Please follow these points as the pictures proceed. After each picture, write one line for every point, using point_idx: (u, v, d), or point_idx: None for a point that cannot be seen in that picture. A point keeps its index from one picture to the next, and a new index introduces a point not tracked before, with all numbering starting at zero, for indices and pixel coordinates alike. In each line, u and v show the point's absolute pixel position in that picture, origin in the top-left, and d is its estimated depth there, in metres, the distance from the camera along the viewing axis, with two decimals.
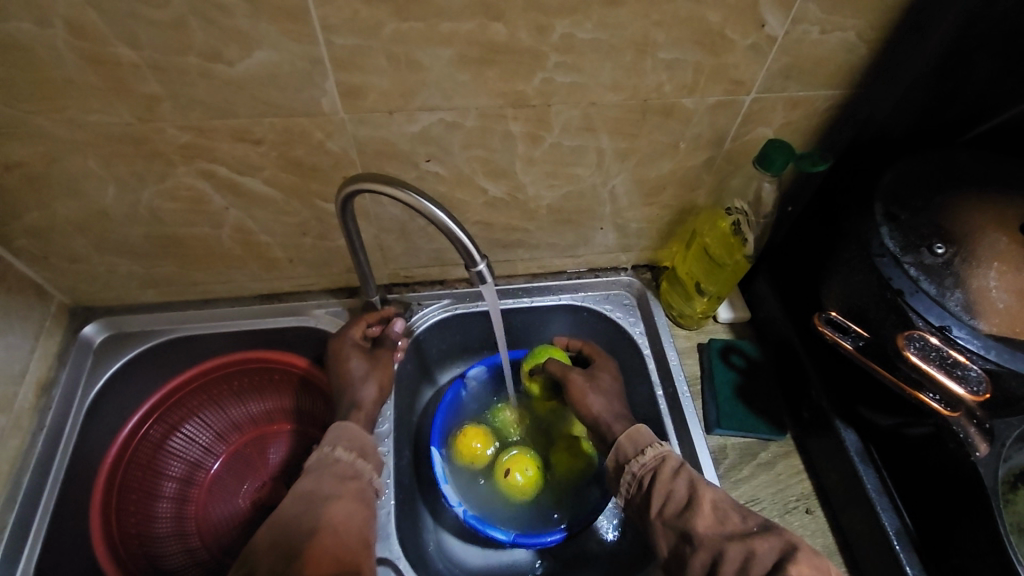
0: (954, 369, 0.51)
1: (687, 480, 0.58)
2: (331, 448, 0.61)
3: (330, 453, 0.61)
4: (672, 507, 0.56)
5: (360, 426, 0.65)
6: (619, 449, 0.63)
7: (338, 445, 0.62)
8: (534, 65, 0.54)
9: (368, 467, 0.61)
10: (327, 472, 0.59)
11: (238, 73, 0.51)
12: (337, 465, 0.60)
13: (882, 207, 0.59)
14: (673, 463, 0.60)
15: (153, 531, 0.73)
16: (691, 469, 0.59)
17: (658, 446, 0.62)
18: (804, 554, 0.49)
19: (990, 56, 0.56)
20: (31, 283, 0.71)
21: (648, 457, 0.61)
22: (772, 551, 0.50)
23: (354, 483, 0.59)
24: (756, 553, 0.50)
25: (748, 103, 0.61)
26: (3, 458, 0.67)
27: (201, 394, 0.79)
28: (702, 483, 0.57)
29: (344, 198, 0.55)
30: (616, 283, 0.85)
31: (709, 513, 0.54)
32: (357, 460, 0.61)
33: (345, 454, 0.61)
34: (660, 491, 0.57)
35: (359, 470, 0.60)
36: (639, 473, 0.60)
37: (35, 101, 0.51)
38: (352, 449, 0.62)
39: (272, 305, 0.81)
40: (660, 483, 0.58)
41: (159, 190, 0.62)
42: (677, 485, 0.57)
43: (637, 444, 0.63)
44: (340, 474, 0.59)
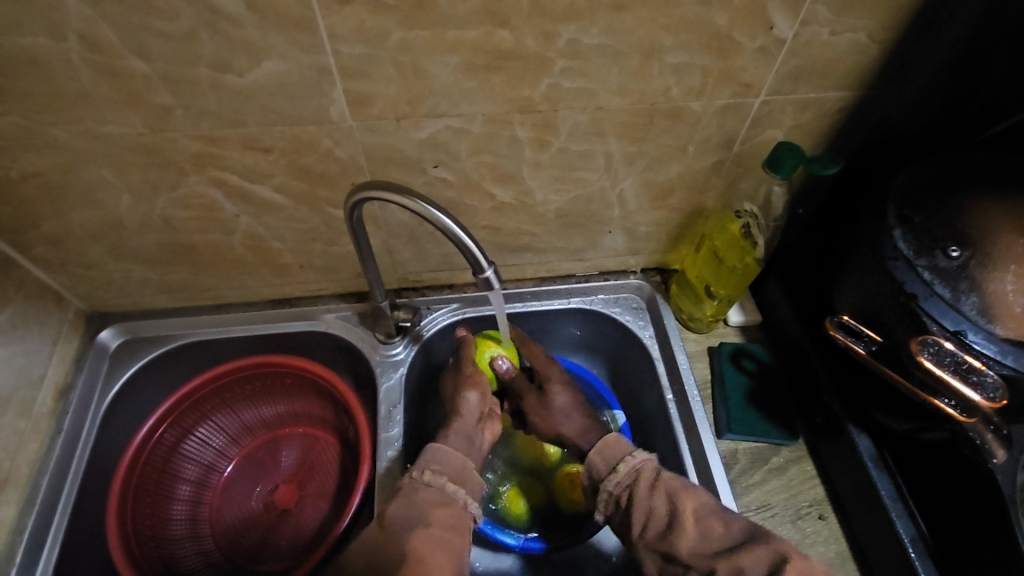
0: (970, 375, 0.50)
1: (665, 495, 0.59)
2: (421, 472, 0.61)
3: (420, 477, 0.60)
4: (654, 527, 0.58)
5: (454, 449, 0.64)
6: (594, 466, 0.65)
7: (428, 468, 0.61)
8: (539, 70, 0.54)
9: (462, 491, 0.61)
10: (419, 499, 0.58)
11: (248, 84, 0.52)
12: (427, 489, 0.59)
13: (895, 209, 0.59)
14: (648, 477, 0.61)
15: (167, 532, 0.75)
16: (668, 480, 0.60)
17: (630, 459, 0.63)
18: (793, 564, 0.50)
19: (1005, 54, 0.55)
20: (49, 289, 0.72)
21: (621, 474, 0.62)
22: (761, 565, 0.51)
23: (448, 509, 0.58)
24: (745, 571, 0.51)
25: (757, 106, 0.61)
26: (22, 461, 0.68)
27: (215, 397, 0.80)
28: (681, 494, 0.58)
29: (351, 206, 0.56)
30: (625, 286, 0.84)
31: (692, 531, 0.56)
32: (447, 485, 0.60)
33: (435, 479, 0.60)
34: (641, 508, 0.59)
35: (452, 495, 0.60)
36: (615, 492, 0.62)
37: (51, 114, 0.53)
38: (444, 473, 0.61)
39: (285, 310, 0.82)
40: (638, 501, 0.59)
41: (172, 199, 0.63)
42: (655, 501, 0.59)
43: (609, 460, 0.64)
44: (430, 500, 0.59)
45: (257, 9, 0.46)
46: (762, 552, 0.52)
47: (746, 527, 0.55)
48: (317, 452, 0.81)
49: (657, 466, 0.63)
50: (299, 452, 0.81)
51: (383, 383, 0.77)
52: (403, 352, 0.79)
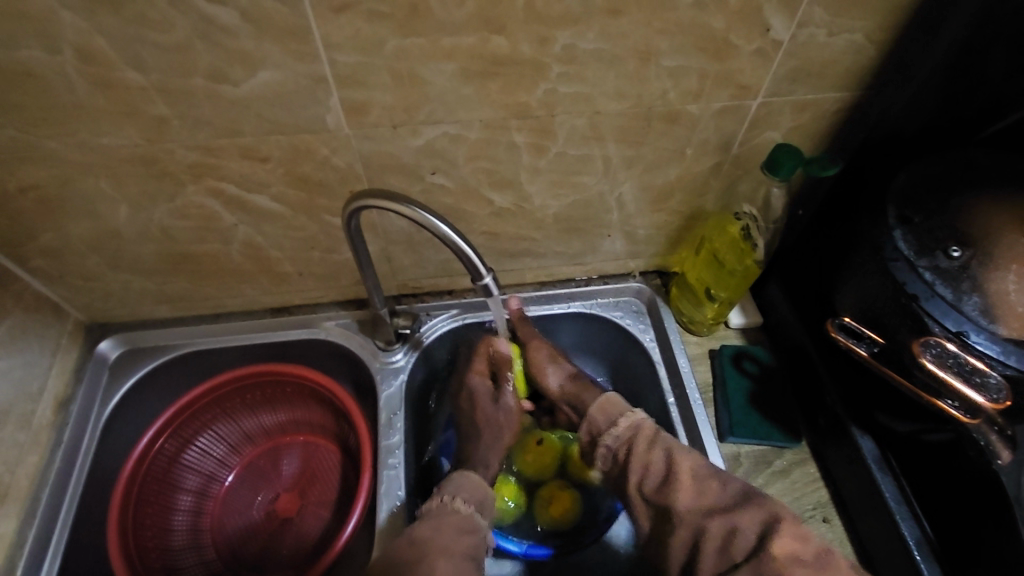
0: (973, 377, 0.49)
1: (664, 451, 0.59)
2: (451, 497, 0.61)
3: (450, 503, 0.60)
4: (651, 481, 0.58)
5: (478, 478, 0.65)
6: (593, 420, 0.65)
7: (458, 495, 0.61)
8: (536, 76, 0.53)
9: (484, 522, 0.61)
10: (448, 523, 0.58)
11: (244, 93, 0.52)
12: (456, 515, 0.59)
13: (895, 209, 0.58)
14: (647, 433, 0.61)
15: (169, 544, 0.75)
16: (667, 437, 0.60)
17: (630, 416, 0.63)
18: (787, 526, 0.50)
19: (1003, 54, 0.55)
20: (48, 301, 0.72)
21: (621, 429, 0.62)
22: (756, 525, 0.51)
23: (471, 536, 0.58)
24: (739, 530, 0.51)
25: (755, 108, 0.61)
26: (22, 475, 0.67)
27: (215, 407, 0.80)
28: (678, 454, 0.58)
29: (350, 214, 0.55)
30: (625, 290, 0.84)
31: (689, 486, 0.55)
32: (475, 514, 0.60)
33: (463, 507, 0.60)
34: (638, 463, 0.59)
35: (477, 524, 0.60)
36: (614, 445, 0.62)
37: (47, 126, 0.52)
38: (470, 501, 0.61)
39: (284, 318, 0.81)
40: (636, 455, 0.60)
41: (170, 209, 0.62)
42: (654, 456, 0.59)
43: (610, 415, 0.65)
44: (458, 525, 0.58)
45: (252, 19, 0.46)
46: (756, 514, 0.52)
47: (741, 488, 0.54)
48: (318, 460, 0.80)
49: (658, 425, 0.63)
50: (300, 460, 0.81)
51: (384, 391, 0.76)
52: (403, 358, 0.79)
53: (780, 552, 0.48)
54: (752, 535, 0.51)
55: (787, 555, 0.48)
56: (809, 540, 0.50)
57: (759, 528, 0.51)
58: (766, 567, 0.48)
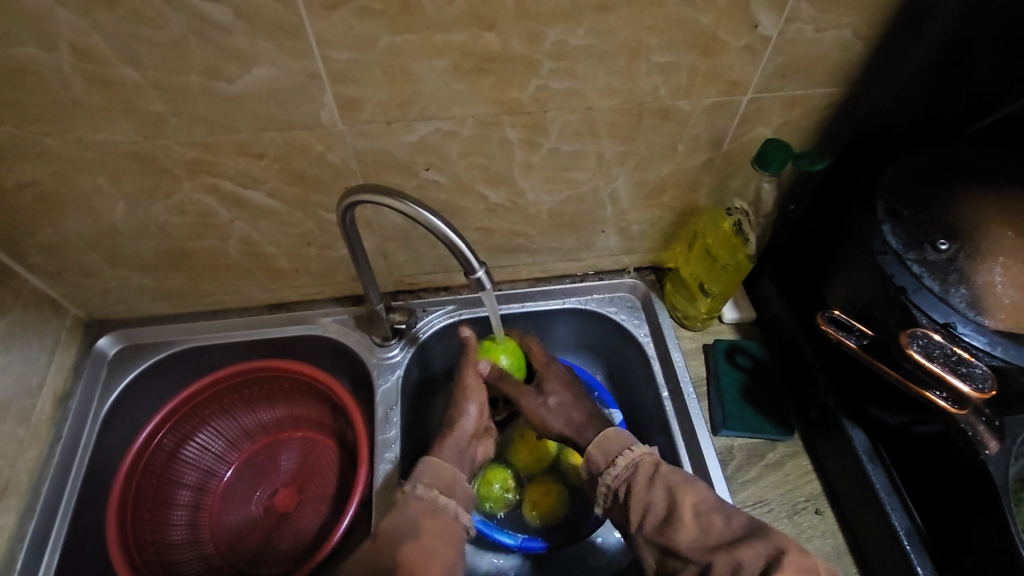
0: (959, 367, 0.50)
1: (664, 488, 0.59)
2: (413, 486, 0.61)
3: (412, 490, 0.61)
4: (653, 521, 0.58)
5: (442, 459, 0.65)
6: (591, 460, 0.65)
7: (420, 482, 0.62)
8: (527, 72, 0.54)
9: (453, 502, 0.61)
10: (410, 511, 0.58)
11: (239, 90, 0.52)
12: (418, 502, 0.60)
13: (884, 203, 0.59)
14: (647, 470, 0.61)
15: (168, 538, 0.75)
16: (667, 474, 0.60)
17: (629, 453, 0.63)
18: (792, 557, 0.50)
19: (990, 49, 0.56)
20: (47, 297, 0.73)
21: (620, 467, 0.62)
22: (761, 558, 0.51)
23: (438, 520, 0.58)
24: (744, 565, 0.51)
25: (745, 104, 0.61)
26: (21, 469, 0.68)
27: (213, 402, 0.80)
28: (680, 488, 0.58)
29: (344, 209, 0.56)
30: (620, 285, 0.85)
31: (690, 524, 0.56)
32: (440, 497, 0.60)
33: (426, 492, 0.60)
34: (638, 503, 0.59)
35: (443, 506, 0.60)
36: (614, 485, 0.62)
37: (45, 123, 0.53)
38: (435, 485, 0.61)
39: (281, 314, 0.82)
40: (637, 495, 0.60)
41: (167, 206, 0.63)
42: (655, 495, 0.59)
43: (608, 453, 0.65)
44: (422, 513, 0.58)
45: (246, 16, 0.47)
46: (761, 548, 0.52)
47: (746, 523, 0.54)
48: (316, 455, 0.81)
49: (658, 461, 0.63)
50: (298, 456, 0.81)
51: (380, 386, 0.77)
52: (399, 354, 0.79)
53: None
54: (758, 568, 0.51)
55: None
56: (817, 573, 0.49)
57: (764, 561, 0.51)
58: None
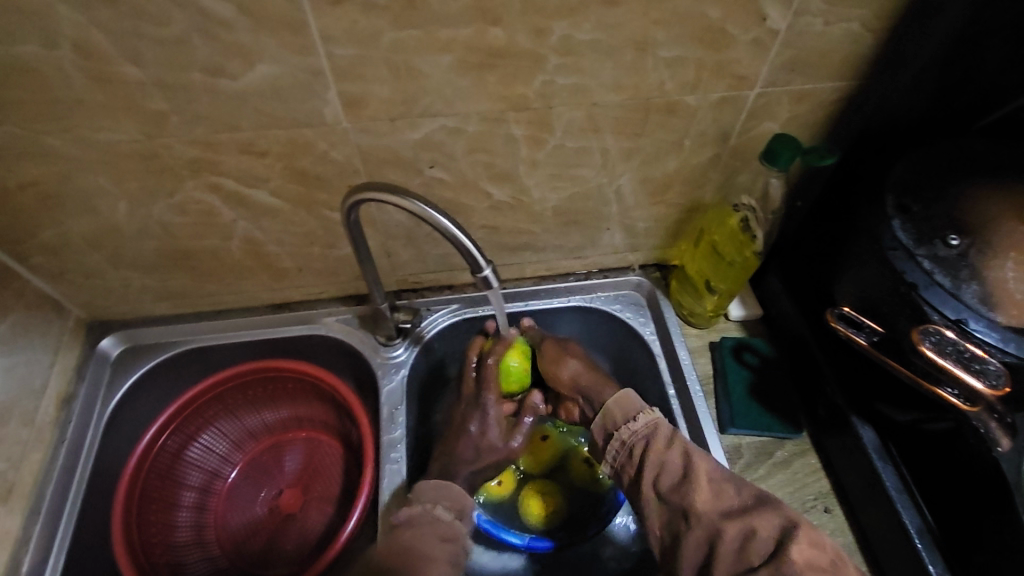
0: (972, 364, 0.50)
1: (681, 450, 0.59)
2: (432, 505, 0.62)
3: (432, 510, 0.61)
4: (667, 480, 0.58)
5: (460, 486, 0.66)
6: (609, 415, 0.66)
7: (439, 503, 0.62)
8: (533, 68, 0.54)
9: (464, 529, 0.62)
10: (427, 531, 0.59)
11: (242, 87, 0.52)
12: (435, 523, 0.60)
13: (893, 199, 0.59)
14: (664, 432, 0.61)
15: (173, 540, 0.75)
16: (684, 437, 0.60)
17: (648, 413, 0.63)
18: (804, 531, 0.52)
19: (1001, 42, 0.55)
20: (49, 299, 0.72)
21: (639, 425, 0.62)
22: (773, 531, 0.52)
23: (450, 546, 0.59)
24: (756, 534, 0.52)
25: (752, 99, 0.61)
26: (25, 471, 0.67)
27: (218, 403, 0.80)
28: (695, 454, 0.58)
29: (348, 208, 0.55)
30: (625, 283, 0.84)
31: (705, 488, 0.56)
32: (455, 522, 0.61)
33: (444, 514, 0.61)
34: (653, 462, 0.60)
35: (456, 532, 0.61)
36: (630, 441, 0.62)
37: (46, 121, 0.53)
38: (451, 510, 0.62)
39: (284, 314, 0.81)
40: (653, 454, 0.60)
41: (170, 205, 0.63)
42: (671, 456, 0.59)
43: (627, 411, 0.65)
44: (439, 533, 0.59)
45: (250, 12, 0.46)
46: (774, 519, 0.53)
47: (757, 495, 0.56)
48: (320, 456, 0.81)
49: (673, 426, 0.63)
50: (303, 457, 0.81)
51: (385, 385, 0.77)
52: (404, 353, 0.79)
53: (799, 559, 0.50)
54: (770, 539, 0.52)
55: (804, 561, 0.49)
56: (825, 547, 0.51)
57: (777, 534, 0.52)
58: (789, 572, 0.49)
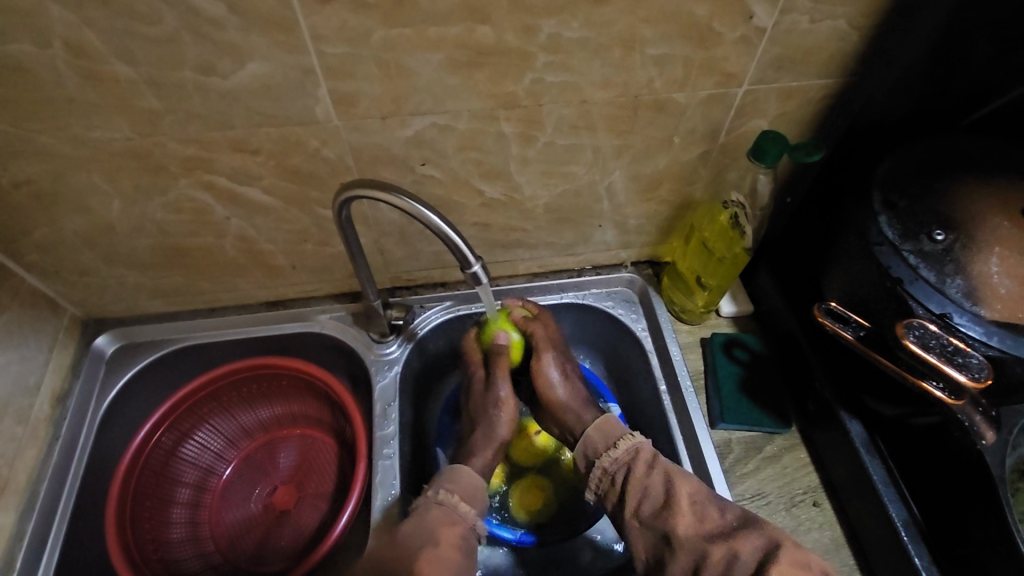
0: (955, 357, 0.50)
1: (663, 475, 0.60)
2: (435, 491, 0.62)
3: (434, 496, 0.62)
4: (649, 506, 0.59)
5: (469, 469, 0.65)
6: (589, 441, 0.65)
7: (443, 487, 0.63)
8: (522, 65, 0.54)
9: (472, 511, 0.61)
10: (430, 517, 0.59)
11: (233, 86, 0.52)
12: (439, 508, 0.60)
13: (880, 195, 0.59)
14: (646, 457, 0.61)
15: (167, 536, 0.76)
16: (665, 462, 0.61)
17: (629, 438, 0.63)
18: (786, 551, 0.52)
19: (986, 39, 0.56)
20: (44, 296, 0.73)
21: (620, 451, 0.62)
22: (756, 551, 0.52)
23: (455, 528, 0.59)
24: (741, 555, 0.53)
25: (740, 96, 0.61)
26: (20, 468, 0.68)
27: (212, 400, 0.80)
28: (677, 479, 0.59)
29: (340, 205, 0.56)
30: (617, 280, 0.85)
31: (688, 512, 0.57)
32: (460, 504, 0.61)
33: (447, 498, 0.61)
34: (635, 488, 0.60)
35: (462, 514, 0.61)
36: (612, 468, 0.62)
37: (39, 120, 0.53)
38: (456, 492, 0.62)
39: (279, 312, 0.82)
40: (634, 480, 0.60)
41: (163, 203, 0.63)
42: (652, 482, 0.59)
43: (607, 436, 0.64)
44: (442, 518, 0.59)
45: (240, 11, 0.47)
46: (756, 539, 0.53)
47: (740, 514, 0.56)
48: (314, 453, 0.81)
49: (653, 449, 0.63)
50: (296, 454, 0.81)
51: (378, 382, 0.77)
52: (397, 350, 0.79)
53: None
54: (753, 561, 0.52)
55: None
56: (811, 566, 0.51)
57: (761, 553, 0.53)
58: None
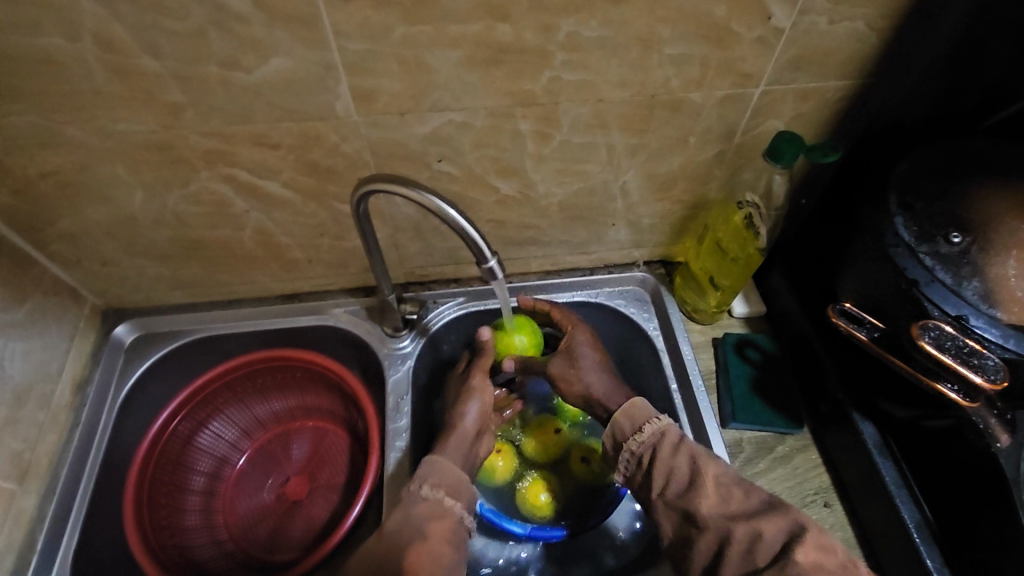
0: (971, 359, 0.50)
1: (689, 457, 0.60)
2: (419, 485, 0.61)
3: (418, 490, 0.60)
4: (675, 487, 0.59)
5: (449, 458, 0.64)
6: (617, 425, 0.66)
7: (426, 482, 0.61)
8: (540, 64, 0.54)
9: (458, 504, 0.61)
10: (416, 512, 0.58)
11: (256, 80, 0.53)
12: (424, 503, 0.59)
13: (896, 197, 0.59)
14: (672, 439, 0.62)
15: (182, 523, 0.77)
16: (691, 445, 0.61)
17: (655, 421, 0.64)
18: (812, 535, 0.51)
19: (1005, 42, 0.56)
20: (66, 286, 0.74)
21: (647, 434, 0.63)
22: (774, 537, 0.52)
23: (445, 521, 0.58)
24: (764, 537, 0.51)
25: (757, 96, 0.61)
26: (41, 453, 0.69)
27: (227, 390, 0.82)
28: (703, 459, 0.59)
29: (357, 199, 0.57)
30: (629, 279, 0.85)
31: (713, 492, 0.56)
32: (445, 498, 0.60)
33: (432, 492, 0.60)
34: (662, 469, 0.60)
35: (449, 508, 0.60)
36: (638, 451, 0.63)
37: (66, 111, 0.54)
38: (441, 487, 0.61)
39: (294, 305, 0.83)
40: (660, 461, 0.60)
41: (184, 195, 0.64)
42: (679, 463, 0.60)
43: (634, 420, 0.65)
44: (429, 512, 0.58)
45: (265, 7, 0.48)
46: (782, 520, 0.52)
47: (765, 498, 0.55)
48: (327, 445, 0.82)
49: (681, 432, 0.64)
50: (309, 446, 0.82)
51: (391, 376, 0.78)
52: (410, 345, 0.80)
53: (805, 561, 0.49)
54: (776, 542, 0.51)
55: (811, 563, 0.49)
56: (834, 551, 0.50)
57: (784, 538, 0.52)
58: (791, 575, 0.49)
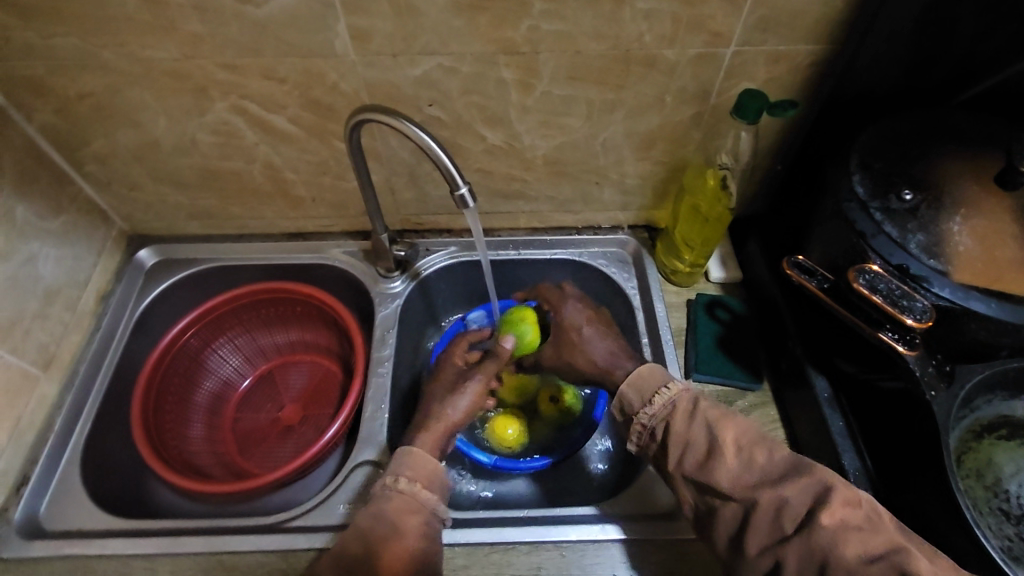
0: (900, 300, 0.53)
1: (705, 425, 0.59)
2: (392, 479, 0.60)
3: (392, 485, 0.60)
4: (693, 458, 0.58)
5: (422, 449, 0.64)
6: (627, 398, 0.64)
7: (400, 475, 0.61)
8: (519, 12, 0.59)
9: (431, 494, 0.61)
10: (389, 507, 0.58)
11: (265, 15, 0.60)
12: (400, 497, 0.59)
13: (857, 156, 0.62)
14: (686, 408, 0.60)
15: (184, 431, 0.84)
16: (706, 411, 0.59)
17: (666, 392, 0.62)
18: (837, 494, 0.51)
19: (972, 11, 0.58)
20: (98, 208, 0.83)
21: (657, 406, 0.61)
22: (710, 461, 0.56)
23: (416, 515, 0.59)
24: (789, 502, 0.52)
25: (729, 56, 0.65)
26: (65, 348, 0.78)
27: (235, 318, 0.89)
28: (721, 425, 0.58)
29: (351, 128, 0.62)
30: (613, 241, 0.89)
31: (734, 463, 0.55)
32: (420, 492, 0.60)
33: (405, 485, 0.60)
34: (678, 441, 0.59)
35: (423, 501, 0.60)
36: (651, 424, 0.62)
37: (102, 37, 0.62)
38: (416, 479, 0.61)
39: (298, 244, 0.90)
40: (676, 433, 0.59)
41: (202, 124, 0.71)
42: (695, 434, 0.58)
43: (643, 392, 0.63)
44: (402, 507, 0.59)
45: None
46: (807, 484, 0.52)
47: (789, 458, 0.55)
48: (321, 378, 0.89)
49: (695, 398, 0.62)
50: (305, 378, 0.89)
51: (380, 311, 0.84)
52: (401, 285, 0.86)
53: (831, 523, 0.49)
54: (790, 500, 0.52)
55: (836, 523, 0.49)
56: (859, 504, 0.51)
57: (809, 497, 0.52)
58: (818, 537, 0.49)
